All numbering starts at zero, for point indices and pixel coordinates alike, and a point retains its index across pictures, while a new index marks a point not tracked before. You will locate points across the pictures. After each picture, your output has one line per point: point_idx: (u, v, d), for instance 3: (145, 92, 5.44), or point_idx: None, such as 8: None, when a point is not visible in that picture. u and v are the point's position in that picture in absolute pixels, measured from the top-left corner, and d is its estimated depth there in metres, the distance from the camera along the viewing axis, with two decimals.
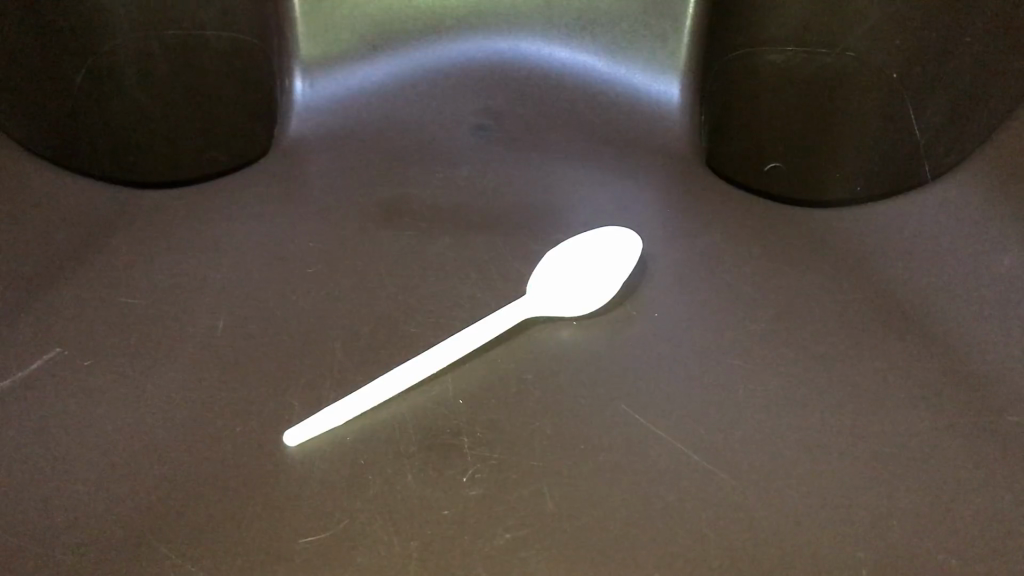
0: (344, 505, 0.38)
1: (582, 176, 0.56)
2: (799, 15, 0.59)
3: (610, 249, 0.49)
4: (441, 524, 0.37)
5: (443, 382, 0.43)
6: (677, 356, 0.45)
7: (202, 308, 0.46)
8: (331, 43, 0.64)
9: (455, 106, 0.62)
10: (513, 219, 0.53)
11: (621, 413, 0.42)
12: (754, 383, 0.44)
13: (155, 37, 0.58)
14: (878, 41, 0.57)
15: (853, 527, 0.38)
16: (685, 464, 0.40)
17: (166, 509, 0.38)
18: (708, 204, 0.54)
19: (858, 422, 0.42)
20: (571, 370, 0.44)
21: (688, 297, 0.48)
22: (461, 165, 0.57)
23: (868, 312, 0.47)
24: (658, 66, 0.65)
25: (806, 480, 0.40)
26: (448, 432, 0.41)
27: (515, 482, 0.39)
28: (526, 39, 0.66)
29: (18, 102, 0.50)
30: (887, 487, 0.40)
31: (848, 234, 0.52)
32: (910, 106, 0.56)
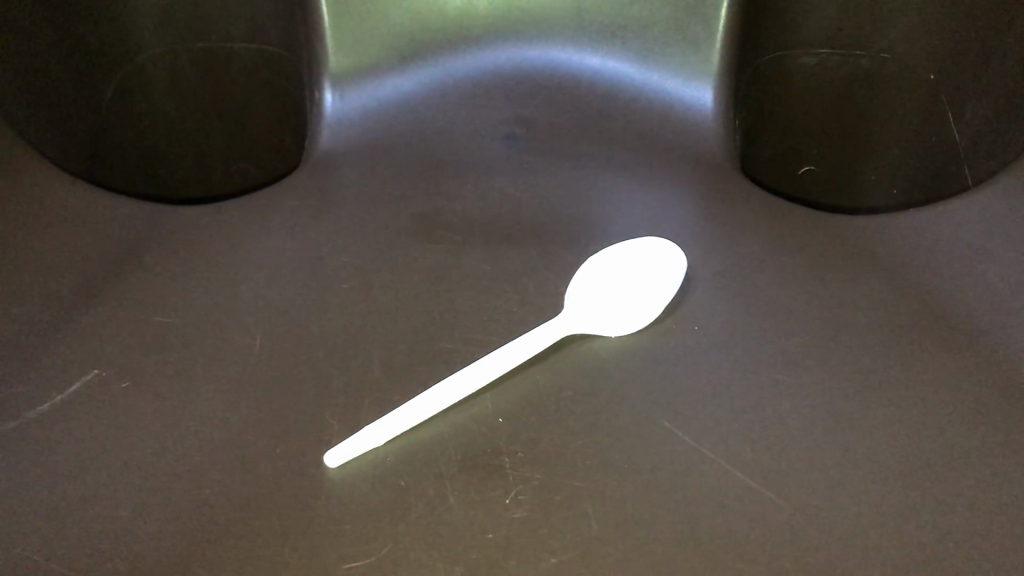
0: (387, 528, 0.38)
1: (616, 185, 0.55)
2: (832, 17, 0.59)
3: (650, 261, 0.48)
4: (486, 550, 0.37)
5: (483, 400, 0.42)
6: (721, 372, 0.44)
7: (238, 327, 0.46)
8: (362, 53, 0.63)
9: (484, 116, 0.61)
10: (547, 231, 0.52)
11: (665, 431, 0.42)
12: (799, 397, 0.43)
13: (184, 51, 0.60)
14: (916, 43, 0.57)
15: (904, 546, 0.37)
16: (731, 483, 0.40)
17: (209, 535, 0.37)
18: (746, 211, 0.53)
19: (907, 436, 0.41)
20: (613, 384, 0.43)
21: (728, 310, 0.47)
22: (494, 175, 0.56)
23: (913, 322, 0.46)
24: (690, 72, 0.63)
25: (855, 499, 0.39)
26: (489, 452, 0.40)
27: (560, 504, 0.39)
28: (557, 47, 0.65)
29: (39, 114, 0.51)
30: (939, 506, 0.39)
31: (890, 240, 0.51)
32: (950, 109, 0.56)
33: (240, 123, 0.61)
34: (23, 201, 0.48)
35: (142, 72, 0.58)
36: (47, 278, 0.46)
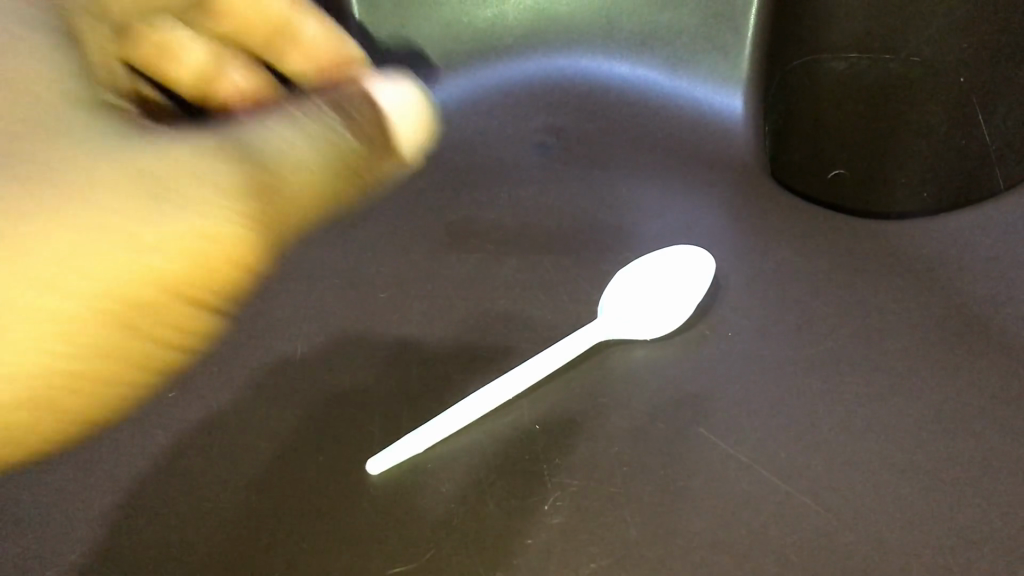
0: (430, 535, 0.39)
1: (646, 190, 0.56)
2: (859, 22, 0.58)
3: (679, 270, 0.48)
4: (527, 555, 0.38)
5: (520, 406, 0.43)
6: (754, 376, 0.45)
7: (280, 337, 0.47)
8: (397, 66, 0.64)
9: (517, 124, 0.62)
10: (577, 239, 0.53)
11: (699, 436, 0.42)
12: (833, 402, 0.43)
13: None
14: (947, 46, 0.57)
15: (937, 549, 0.38)
16: (763, 487, 0.40)
17: (258, 540, 0.39)
18: (777, 214, 0.53)
19: (942, 440, 0.42)
20: (648, 392, 0.44)
21: (761, 315, 0.48)
22: (527, 184, 0.57)
23: (947, 323, 0.46)
24: (719, 79, 0.64)
25: (891, 503, 0.40)
26: (527, 458, 0.41)
27: (597, 509, 0.40)
28: (587, 55, 0.66)
29: None
30: (974, 510, 0.39)
31: (921, 238, 0.50)
32: (981, 111, 0.56)
33: None
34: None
35: None
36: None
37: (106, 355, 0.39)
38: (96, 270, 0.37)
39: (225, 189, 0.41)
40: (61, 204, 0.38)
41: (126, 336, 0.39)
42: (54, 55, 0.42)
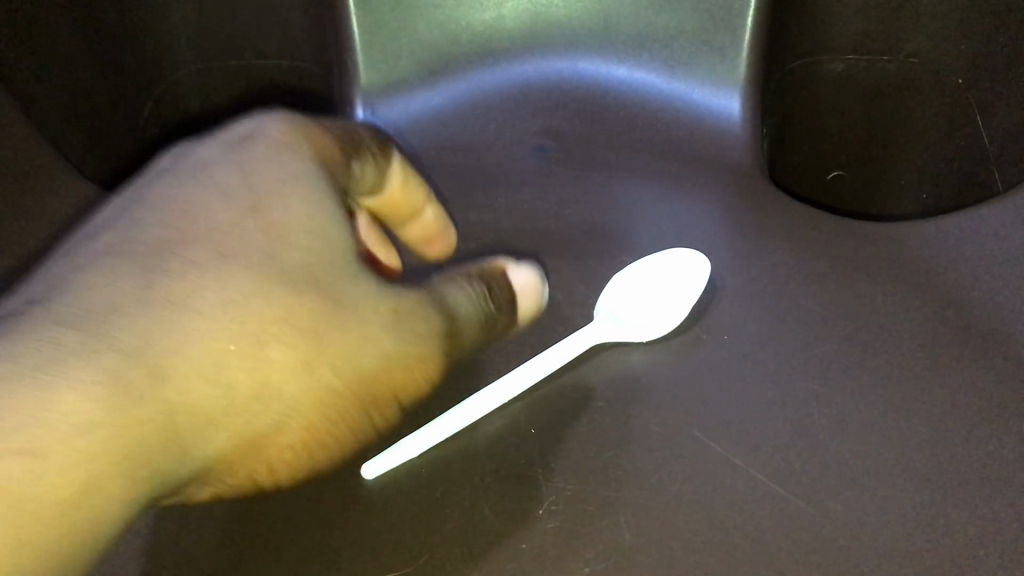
0: (425, 539, 0.39)
1: (644, 192, 0.56)
2: (857, 26, 0.60)
3: (676, 273, 0.49)
4: (520, 558, 0.39)
5: (517, 410, 0.43)
6: (749, 380, 0.45)
7: None
8: (392, 68, 0.63)
9: (515, 129, 0.61)
10: (575, 243, 0.53)
11: (695, 440, 0.42)
12: (829, 406, 0.43)
13: (218, 70, 0.65)
14: (943, 48, 0.58)
15: (933, 554, 0.38)
16: (757, 489, 0.40)
17: (254, 544, 0.39)
18: (774, 215, 0.53)
19: (938, 445, 0.41)
20: (645, 395, 0.44)
21: (757, 318, 0.47)
22: (523, 187, 0.57)
23: (944, 325, 0.46)
24: (718, 82, 0.60)
25: (886, 508, 0.39)
26: (522, 462, 0.42)
27: (592, 513, 0.40)
28: (585, 58, 0.63)
29: (80, 140, 0.54)
30: (970, 514, 0.39)
31: (920, 239, 0.50)
32: (979, 115, 0.57)
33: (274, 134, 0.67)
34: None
35: (180, 92, 0.64)
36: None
37: (298, 446, 0.39)
38: (286, 404, 0.37)
39: (435, 337, 0.42)
40: (240, 364, 0.36)
41: (287, 454, 0.39)
42: (296, 162, 0.42)
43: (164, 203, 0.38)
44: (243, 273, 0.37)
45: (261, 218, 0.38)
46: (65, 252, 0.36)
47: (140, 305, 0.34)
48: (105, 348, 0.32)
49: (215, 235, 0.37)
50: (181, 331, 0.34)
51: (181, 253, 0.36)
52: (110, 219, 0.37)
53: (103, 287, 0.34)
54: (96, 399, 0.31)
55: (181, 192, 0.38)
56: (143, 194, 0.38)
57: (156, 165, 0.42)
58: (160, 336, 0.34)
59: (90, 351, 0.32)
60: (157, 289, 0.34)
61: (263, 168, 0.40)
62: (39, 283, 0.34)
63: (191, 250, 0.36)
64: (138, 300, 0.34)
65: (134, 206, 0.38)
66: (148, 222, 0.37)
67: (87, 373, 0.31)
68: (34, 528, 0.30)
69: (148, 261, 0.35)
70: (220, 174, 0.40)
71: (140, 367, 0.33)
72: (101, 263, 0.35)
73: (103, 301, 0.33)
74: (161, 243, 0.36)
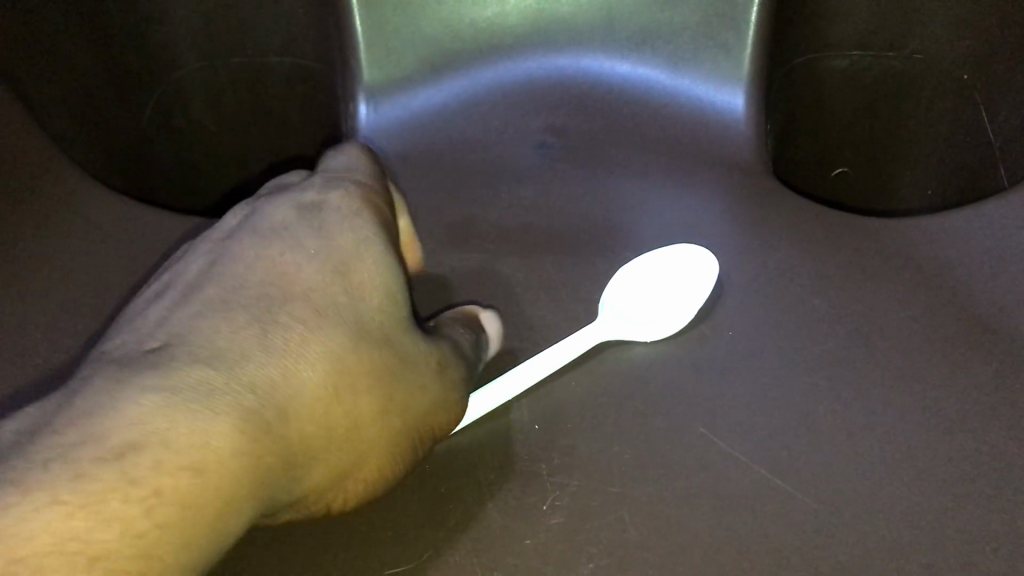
0: (428, 535, 0.39)
1: (646, 188, 0.55)
2: (862, 21, 0.60)
3: (681, 270, 0.48)
4: (524, 556, 0.38)
5: (520, 407, 0.43)
6: (753, 375, 0.44)
7: None
8: (395, 65, 0.62)
9: (517, 125, 0.60)
10: (578, 239, 0.52)
11: (700, 436, 0.42)
12: (834, 403, 0.43)
13: (220, 66, 0.64)
14: (948, 44, 0.58)
15: (941, 550, 0.38)
16: (764, 485, 0.40)
17: (250, 540, 0.38)
18: (778, 211, 0.53)
19: (945, 440, 0.41)
20: (649, 393, 0.44)
21: (761, 314, 0.47)
22: (525, 183, 0.56)
23: (949, 321, 0.46)
24: (723, 75, 0.60)
25: (894, 504, 0.39)
26: (526, 459, 0.41)
27: (596, 510, 0.39)
28: (588, 54, 0.63)
29: (80, 133, 0.54)
30: (977, 510, 0.39)
31: (924, 235, 0.49)
32: (984, 109, 0.57)
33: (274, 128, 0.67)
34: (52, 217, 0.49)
35: (180, 87, 0.63)
36: (79, 289, 0.47)
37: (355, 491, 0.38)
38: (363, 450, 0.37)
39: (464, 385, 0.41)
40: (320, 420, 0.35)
41: (373, 498, 0.39)
42: (374, 232, 0.39)
43: (256, 261, 0.37)
44: (335, 329, 0.36)
45: (348, 281, 0.37)
46: (162, 302, 0.35)
47: (236, 357, 0.33)
48: (237, 386, 0.33)
49: (310, 296, 0.36)
50: (281, 379, 0.34)
51: (284, 308, 0.35)
52: (204, 272, 0.36)
53: (224, 335, 0.34)
54: (239, 424, 0.32)
55: (267, 249, 0.37)
56: (229, 247, 0.37)
57: (227, 218, 0.40)
58: (281, 382, 0.34)
59: (223, 385, 0.32)
60: (266, 341, 0.34)
61: (347, 229, 0.39)
62: (144, 329, 0.34)
63: (292, 306, 0.36)
64: (262, 348, 0.34)
65: (221, 261, 0.37)
66: (233, 275, 0.36)
67: (224, 407, 0.32)
68: (181, 542, 0.30)
69: (256, 311, 0.35)
70: (305, 231, 0.38)
71: (269, 405, 0.33)
72: (208, 318, 0.34)
73: (222, 345, 0.33)
74: (262, 302, 0.35)
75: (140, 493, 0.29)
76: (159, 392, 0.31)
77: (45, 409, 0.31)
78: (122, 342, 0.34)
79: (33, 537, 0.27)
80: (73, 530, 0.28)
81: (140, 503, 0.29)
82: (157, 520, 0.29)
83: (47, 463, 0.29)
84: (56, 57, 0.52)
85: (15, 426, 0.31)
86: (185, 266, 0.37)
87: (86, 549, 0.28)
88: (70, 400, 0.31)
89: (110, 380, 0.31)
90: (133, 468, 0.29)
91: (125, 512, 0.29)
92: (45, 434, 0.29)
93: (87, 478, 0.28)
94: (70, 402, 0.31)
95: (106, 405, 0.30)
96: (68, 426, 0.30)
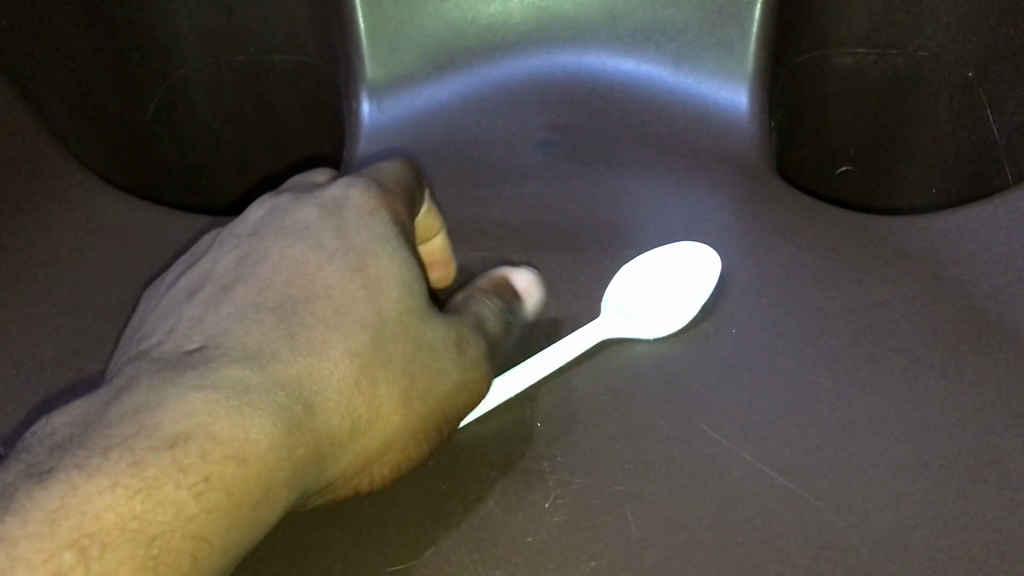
0: (429, 532, 0.39)
1: (650, 186, 0.55)
2: (866, 19, 0.60)
3: (685, 269, 0.48)
4: (527, 553, 0.38)
5: (523, 404, 0.43)
6: (756, 373, 0.44)
7: None
8: (398, 63, 0.62)
9: (521, 122, 0.60)
10: (582, 237, 0.52)
11: (702, 434, 0.42)
12: (837, 401, 0.43)
13: (224, 62, 0.65)
14: (953, 40, 0.58)
15: (943, 548, 0.38)
16: (766, 483, 0.40)
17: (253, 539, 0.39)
18: (782, 209, 0.53)
19: (948, 439, 0.41)
20: (651, 391, 0.44)
21: (764, 312, 0.47)
22: (529, 180, 0.56)
23: (953, 319, 0.46)
24: (727, 72, 0.60)
25: (896, 502, 0.39)
26: (527, 456, 0.41)
27: (598, 507, 0.40)
28: (592, 51, 0.63)
29: (83, 131, 0.54)
30: (980, 508, 0.39)
31: (928, 234, 0.49)
32: (989, 105, 0.57)
33: (279, 127, 0.68)
34: (57, 215, 0.50)
35: (184, 85, 0.64)
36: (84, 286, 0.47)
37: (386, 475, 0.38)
38: (393, 435, 0.37)
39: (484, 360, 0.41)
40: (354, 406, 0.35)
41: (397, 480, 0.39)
42: (394, 228, 0.39)
43: (278, 260, 0.36)
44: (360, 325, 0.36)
45: (367, 278, 0.37)
46: (195, 300, 0.36)
47: (271, 350, 0.34)
48: (272, 384, 0.33)
49: (333, 294, 0.36)
50: (315, 367, 0.34)
51: (308, 308, 0.35)
52: (232, 271, 0.36)
53: (254, 336, 0.34)
54: (275, 419, 0.32)
55: (289, 247, 0.37)
56: (252, 244, 0.37)
57: (250, 214, 0.39)
58: (312, 377, 0.34)
59: (257, 382, 0.33)
60: (293, 341, 0.34)
61: (367, 226, 0.38)
62: (179, 330, 0.35)
63: (315, 306, 0.35)
64: (290, 348, 0.34)
65: (248, 260, 0.37)
66: (259, 274, 0.36)
67: (261, 404, 0.32)
68: (226, 530, 0.30)
69: (282, 312, 0.35)
70: (324, 228, 0.38)
71: (300, 400, 0.33)
72: (237, 319, 0.34)
73: (254, 345, 0.34)
74: (288, 303, 0.35)
75: (190, 479, 0.29)
76: (200, 390, 0.31)
77: (96, 402, 0.31)
78: (160, 342, 0.34)
79: (97, 518, 0.28)
80: (133, 513, 0.28)
81: (190, 490, 0.29)
82: (205, 505, 0.29)
83: (105, 452, 0.29)
84: (64, 57, 0.53)
85: (66, 419, 0.31)
86: (212, 266, 0.37)
87: (144, 529, 0.28)
88: (118, 397, 0.31)
89: (155, 380, 0.32)
90: (187, 455, 0.30)
91: (177, 498, 0.29)
92: (100, 427, 0.30)
93: (142, 465, 0.29)
94: (117, 400, 0.31)
95: (154, 401, 0.31)
96: (121, 419, 0.30)
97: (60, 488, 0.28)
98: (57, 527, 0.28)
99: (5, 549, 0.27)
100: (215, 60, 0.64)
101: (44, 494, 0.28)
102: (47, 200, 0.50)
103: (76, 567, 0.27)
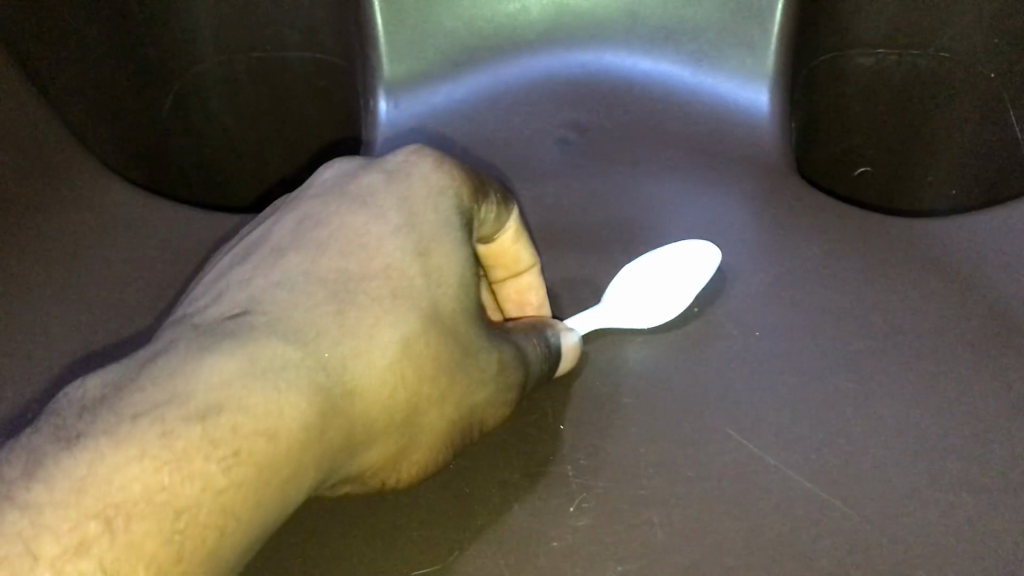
0: (452, 535, 0.38)
1: (671, 186, 0.55)
2: (886, 19, 0.59)
3: (702, 270, 0.47)
4: (552, 557, 0.38)
5: (545, 408, 0.43)
6: (781, 376, 0.44)
7: None
8: (415, 61, 0.62)
9: (540, 121, 0.60)
10: (601, 237, 0.52)
11: (728, 438, 0.41)
12: (865, 405, 0.42)
13: (240, 59, 0.64)
14: (976, 42, 0.57)
15: (975, 554, 0.37)
16: (794, 488, 0.39)
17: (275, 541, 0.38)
18: (805, 210, 0.52)
19: (978, 444, 0.40)
20: (674, 394, 0.43)
21: (789, 314, 0.47)
22: (549, 180, 0.56)
23: (981, 322, 0.45)
24: (746, 74, 0.60)
25: (926, 507, 0.39)
26: (550, 461, 0.41)
27: (622, 512, 0.39)
28: (610, 49, 0.62)
29: (99, 129, 0.53)
30: (1012, 514, 0.38)
31: (955, 234, 0.49)
32: (1012, 107, 0.56)
33: (293, 122, 0.66)
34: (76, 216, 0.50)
35: (198, 82, 0.63)
36: None
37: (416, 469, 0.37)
38: (427, 429, 0.35)
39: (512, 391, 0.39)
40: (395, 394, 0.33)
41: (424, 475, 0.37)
42: (457, 215, 0.37)
43: (337, 228, 0.34)
44: (411, 309, 0.34)
45: (428, 265, 0.35)
46: (246, 263, 0.33)
47: (318, 325, 0.32)
48: (313, 360, 0.31)
49: (391, 272, 0.34)
50: (364, 342, 0.32)
51: (363, 287, 0.33)
52: (288, 234, 0.34)
53: (302, 311, 0.32)
54: (313, 396, 0.30)
55: (349, 219, 0.35)
56: (313, 208, 0.35)
57: (318, 177, 0.38)
58: (356, 358, 0.32)
59: (300, 359, 0.30)
60: (342, 317, 0.32)
61: (433, 207, 0.37)
62: (225, 293, 0.32)
63: (370, 285, 0.33)
64: (338, 325, 0.32)
65: (306, 226, 0.35)
66: (312, 244, 0.34)
67: (301, 381, 0.30)
68: (254, 508, 0.29)
69: (334, 287, 0.33)
70: (391, 201, 0.36)
71: (339, 383, 0.31)
72: (287, 289, 0.32)
73: (302, 320, 0.31)
74: (342, 277, 0.33)
75: (220, 453, 0.27)
76: (238, 358, 0.29)
77: None
78: (203, 308, 0.32)
79: (122, 489, 0.26)
80: (160, 484, 0.26)
81: (221, 463, 0.27)
82: (234, 479, 0.28)
83: (135, 418, 0.27)
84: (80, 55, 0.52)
85: None
86: (269, 231, 0.35)
87: (171, 502, 0.26)
88: (154, 359, 0.29)
89: (193, 345, 0.30)
90: (218, 427, 0.28)
91: (207, 471, 0.27)
92: (130, 388, 0.28)
93: (172, 436, 0.27)
94: (152, 363, 0.29)
95: (188, 366, 0.28)
96: (155, 381, 0.28)
97: (87, 455, 0.26)
98: (83, 496, 0.25)
99: (29, 518, 0.25)
100: (230, 57, 0.64)
101: (71, 461, 0.26)
102: (64, 200, 0.50)
103: (101, 538, 0.25)
